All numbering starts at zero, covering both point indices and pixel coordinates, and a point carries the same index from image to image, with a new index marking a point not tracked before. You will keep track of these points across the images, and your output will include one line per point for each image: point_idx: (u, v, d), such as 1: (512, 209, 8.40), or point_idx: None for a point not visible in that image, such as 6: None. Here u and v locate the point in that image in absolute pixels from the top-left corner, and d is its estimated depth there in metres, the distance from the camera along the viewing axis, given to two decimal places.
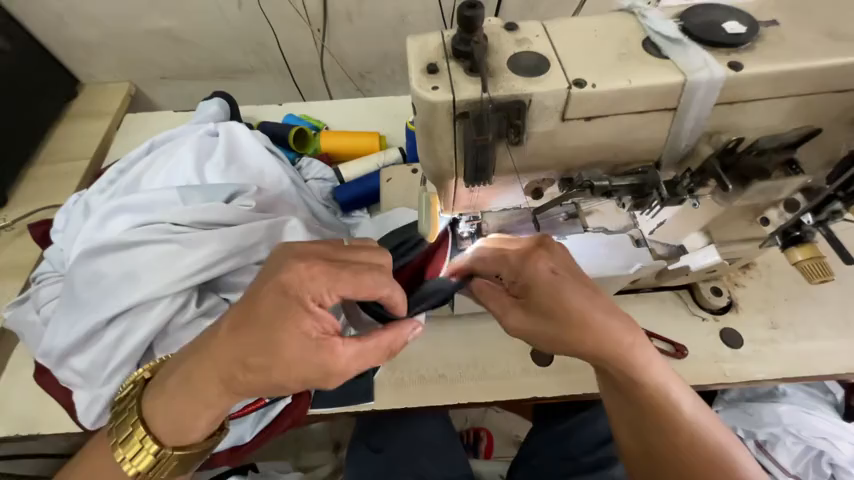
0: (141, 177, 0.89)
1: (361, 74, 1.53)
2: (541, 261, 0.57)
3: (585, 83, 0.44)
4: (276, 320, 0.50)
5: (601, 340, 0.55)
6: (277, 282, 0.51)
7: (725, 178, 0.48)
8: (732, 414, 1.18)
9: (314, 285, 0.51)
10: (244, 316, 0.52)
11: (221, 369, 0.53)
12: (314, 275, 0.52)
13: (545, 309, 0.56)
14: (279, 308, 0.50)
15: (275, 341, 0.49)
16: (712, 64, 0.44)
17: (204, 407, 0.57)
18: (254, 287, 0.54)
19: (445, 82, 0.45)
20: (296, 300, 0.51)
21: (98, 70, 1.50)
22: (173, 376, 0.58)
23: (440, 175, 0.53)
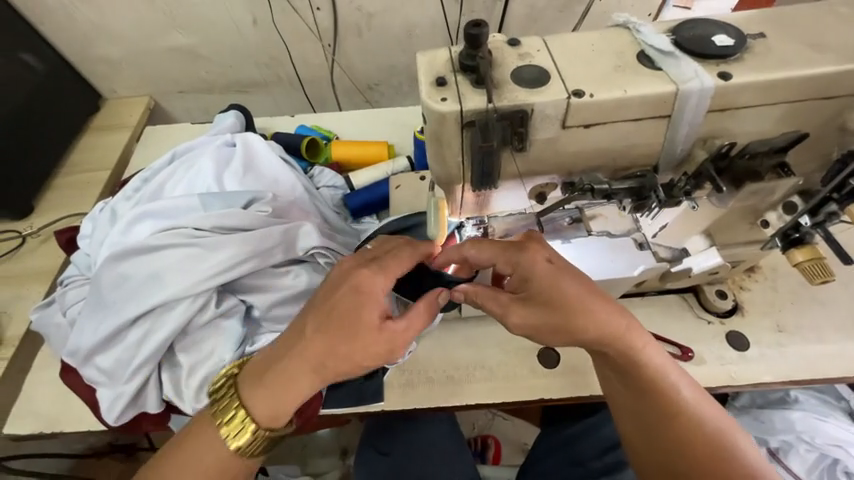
0: (164, 186, 0.94)
1: (370, 86, 1.59)
2: (540, 252, 0.63)
3: (584, 93, 0.47)
4: (370, 301, 0.59)
5: (598, 324, 0.61)
6: (350, 282, 0.60)
7: (720, 180, 0.51)
8: (743, 420, 1.17)
9: (377, 278, 0.60)
10: (328, 309, 0.59)
11: (314, 359, 0.58)
12: (384, 267, 0.62)
13: (545, 299, 0.61)
14: (359, 301, 0.58)
15: (359, 325, 0.57)
16: (702, 74, 0.47)
17: (297, 392, 0.61)
18: (329, 289, 0.61)
19: (453, 94, 0.48)
20: (371, 292, 0.59)
21: (120, 86, 1.58)
22: (269, 373, 0.61)
23: (448, 180, 0.57)
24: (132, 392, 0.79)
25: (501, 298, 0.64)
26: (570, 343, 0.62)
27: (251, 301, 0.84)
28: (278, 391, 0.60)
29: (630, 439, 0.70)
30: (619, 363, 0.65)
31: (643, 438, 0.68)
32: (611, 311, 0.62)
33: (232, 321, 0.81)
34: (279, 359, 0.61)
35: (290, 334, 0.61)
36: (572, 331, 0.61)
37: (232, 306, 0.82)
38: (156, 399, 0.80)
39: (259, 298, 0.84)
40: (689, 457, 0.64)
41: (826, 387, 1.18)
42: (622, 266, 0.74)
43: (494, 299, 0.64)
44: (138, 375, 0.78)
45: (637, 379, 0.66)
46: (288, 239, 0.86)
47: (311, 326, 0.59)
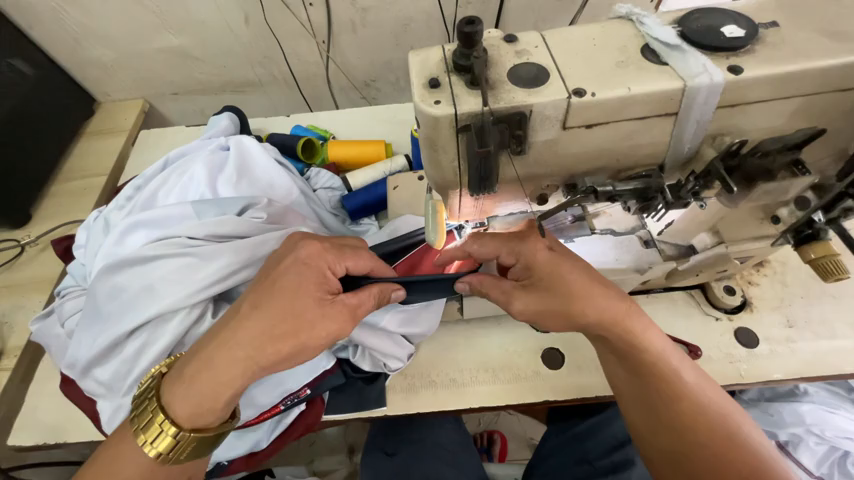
0: (156, 193, 0.92)
1: (366, 82, 1.56)
2: (539, 241, 0.64)
3: (585, 93, 0.44)
4: (302, 284, 0.62)
5: (596, 305, 0.62)
6: (299, 255, 0.64)
7: (729, 180, 0.47)
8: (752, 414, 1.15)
9: (327, 259, 0.65)
10: (271, 283, 0.62)
11: (248, 339, 0.60)
12: (326, 252, 0.66)
13: (545, 282, 0.63)
14: (304, 276, 0.62)
15: (299, 299, 0.60)
16: (711, 69, 0.44)
17: (223, 388, 0.61)
18: (276, 263, 0.65)
19: (447, 96, 0.46)
20: (319, 267, 0.64)
21: (114, 89, 1.56)
22: (196, 357, 0.62)
23: (444, 185, 0.54)
24: (131, 404, 0.78)
25: (504, 286, 0.67)
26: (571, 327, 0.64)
27: None
28: (205, 379, 0.60)
29: (636, 427, 0.67)
30: (622, 347, 0.65)
31: (649, 427, 0.65)
32: (609, 294, 0.63)
33: None
34: (211, 340, 0.62)
35: (226, 315, 0.64)
36: (570, 313, 0.62)
37: None
38: None
39: None
40: (701, 444, 0.61)
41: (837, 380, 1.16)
42: (628, 261, 0.77)
43: (497, 286, 0.67)
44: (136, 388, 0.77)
45: (639, 363, 0.65)
46: None
47: (248, 305, 0.62)
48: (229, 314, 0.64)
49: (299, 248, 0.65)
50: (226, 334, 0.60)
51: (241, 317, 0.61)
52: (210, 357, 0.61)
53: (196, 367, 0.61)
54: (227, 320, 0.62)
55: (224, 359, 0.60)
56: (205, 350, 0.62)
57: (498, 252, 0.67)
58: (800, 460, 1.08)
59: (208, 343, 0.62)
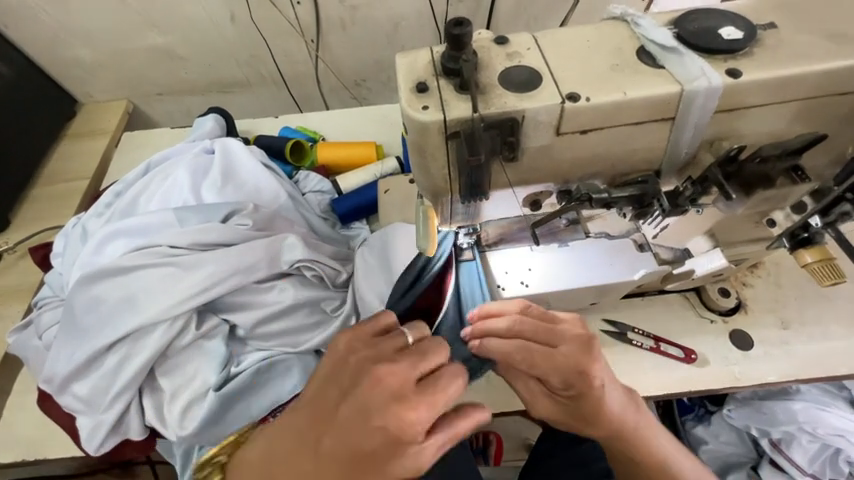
0: (137, 200, 0.89)
1: (356, 82, 1.53)
2: (578, 362, 0.60)
3: (579, 97, 0.43)
4: (375, 462, 0.41)
5: (612, 422, 0.68)
6: (383, 422, 0.41)
7: (728, 186, 0.46)
8: (742, 413, 1.13)
9: (419, 421, 0.41)
10: (339, 451, 0.42)
11: None
12: (414, 411, 0.41)
13: (583, 407, 0.66)
14: (381, 451, 0.41)
15: (374, 478, 0.42)
16: (709, 71, 0.42)
17: None
18: (351, 415, 0.42)
19: (436, 101, 0.44)
20: (404, 440, 0.41)
21: (96, 89, 1.51)
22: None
23: (434, 193, 0.52)
24: (112, 421, 0.75)
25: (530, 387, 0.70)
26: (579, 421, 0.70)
27: (233, 320, 0.80)
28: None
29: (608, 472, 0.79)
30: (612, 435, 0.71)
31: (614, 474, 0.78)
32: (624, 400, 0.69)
33: (215, 342, 0.77)
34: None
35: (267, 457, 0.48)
36: (590, 422, 0.69)
37: (215, 326, 0.78)
38: (138, 427, 0.76)
39: (242, 317, 0.79)
40: None
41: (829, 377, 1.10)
42: (622, 269, 0.73)
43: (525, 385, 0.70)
44: (117, 403, 0.74)
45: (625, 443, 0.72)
46: (271, 254, 0.82)
47: (301, 465, 0.45)
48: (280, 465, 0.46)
49: (378, 392, 0.41)
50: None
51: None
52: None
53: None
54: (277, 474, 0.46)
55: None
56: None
57: (549, 376, 0.62)
58: (793, 458, 1.10)
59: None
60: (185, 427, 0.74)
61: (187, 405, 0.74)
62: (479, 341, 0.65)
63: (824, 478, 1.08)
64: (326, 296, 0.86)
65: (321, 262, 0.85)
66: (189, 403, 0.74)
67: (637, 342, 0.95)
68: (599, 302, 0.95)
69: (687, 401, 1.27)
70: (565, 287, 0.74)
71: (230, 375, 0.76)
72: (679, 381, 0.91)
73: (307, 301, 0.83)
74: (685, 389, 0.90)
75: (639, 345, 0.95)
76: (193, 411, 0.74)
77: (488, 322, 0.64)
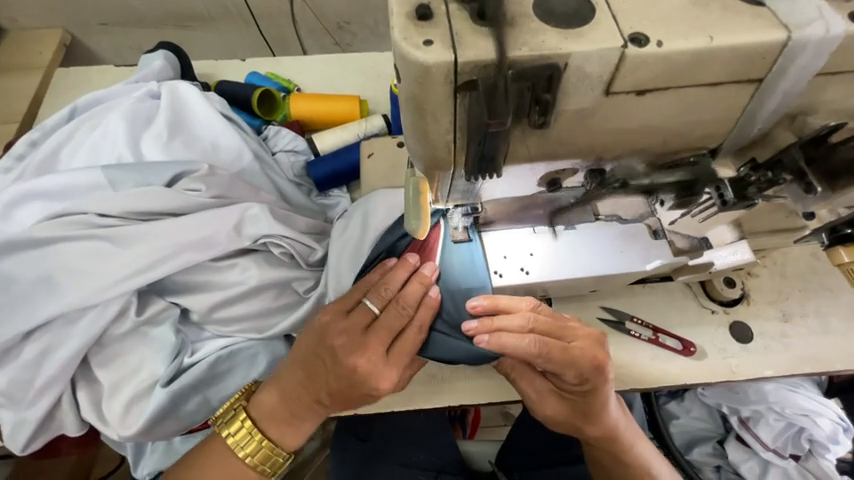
0: (61, 153, 0.72)
1: (339, 24, 1.31)
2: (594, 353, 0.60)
3: (646, 41, 0.30)
4: (347, 381, 0.59)
5: (611, 425, 0.66)
6: (363, 376, 0.59)
7: (809, 176, 0.36)
8: (716, 392, 1.10)
9: (387, 372, 0.60)
10: (324, 369, 0.61)
11: (298, 403, 0.63)
12: (374, 350, 0.60)
13: (590, 405, 0.64)
14: (349, 374, 0.59)
15: (346, 389, 0.60)
16: (824, 15, 0.30)
17: (274, 434, 0.64)
18: (338, 371, 0.59)
19: (443, 34, 0.30)
20: (366, 368, 0.59)
21: (23, 12, 1.25)
22: (273, 419, 0.63)
23: (432, 166, 0.40)
24: (41, 417, 0.64)
25: (539, 386, 0.66)
26: (586, 427, 0.66)
27: (185, 304, 0.67)
28: (284, 438, 0.64)
29: None
30: (612, 441, 0.68)
31: None
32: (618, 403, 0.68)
33: (163, 330, 0.65)
34: (281, 418, 0.63)
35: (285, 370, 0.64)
36: (592, 424, 0.66)
37: (161, 311, 0.66)
38: (76, 423, 0.66)
39: (195, 300, 0.67)
40: None
41: None
42: (634, 257, 0.67)
43: (532, 384, 0.67)
44: (46, 397, 0.63)
45: (621, 452, 0.69)
46: (231, 227, 0.68)
47: (299, 377, 0.62)
48: (290, 399, 0.63)
49: (356, 357, 0.59)
50: (298, 415, 0.63)
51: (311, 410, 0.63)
52: (285, 429, 0.64)
53: (277, 430, 0.63)
54: (292, 405, 0.63)
55: (290, 435, 0.64)
56: (278, 423, 0.63)
57: (563, 370, 0.60)
58: (759, 435, 1.06)
59: (279, 420, 0.63)
60: (129, 425, 0.64)
61: (130, 400, 0.64)
62: (490, 335, 0.61)
63: (785, 453, 1.06)
64: (297, 276, 0.73)
65: (293, 237, 0.71)
66: (133, 399, 0.64)
67: (635, 333, 0.89)
68: (600, 289, 0.88)
69: None
70: (571, 275, 0.66)
71: (182, 366, 0.66)
72: (675, 374, 0.87)
73: (274, 282, 0.70)
74: (679, 382, 0.87)
75: (637, 336, 0.89)
76: (138, 407, 0.64)
77: (497, 320, 0.63)
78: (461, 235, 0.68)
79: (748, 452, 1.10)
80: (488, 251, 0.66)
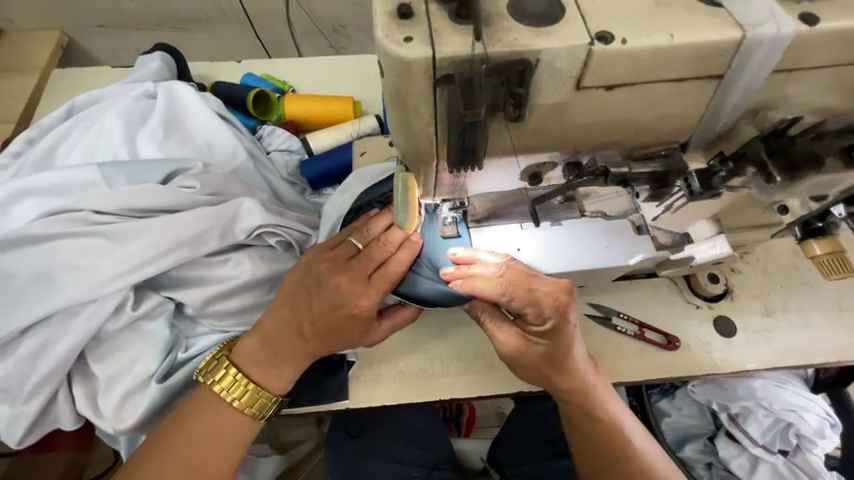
0: (59, 151, 0.74)
1: (334, 28, 1.34)
2: (560, 295, 0.61)
3: (612, 38, 0.32)
4: (328, 306, 0.60)
5: (577, 375, 0.68)
6: (344, 298, 0.60)
7: (771, 167, 0.39)
8: (706, 389, 1.11)
9: (366, 296, 0.60)
10: (306, 298, 0.62)
11: (282, 339, 0.62)
12: (353, 276, 0.61)
13: (557, 351, 0.65)
14: (329, 299, 0.60)
15: (327, 315, 0.60)
16: (778, 15, 0.33)
17: (257, 375, 0.63)
18: (320, 296, 0.61)
19: (423, 31, 0.32)
20: (346, 292, 0.60)
21: (21, 15, 1.27)
22: (254, 360, 0.63)
23: (417, 158, 0.42)
24: (37, 411, 0.64)
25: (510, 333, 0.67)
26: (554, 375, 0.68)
27: (179, 298, 0.68)
28: (272, 380, 0.63)
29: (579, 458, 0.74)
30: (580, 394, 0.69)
31: (585, 459, 0.73)
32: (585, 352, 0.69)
33: (157, 324, 0.66)
34: (268, 357, 0.63)
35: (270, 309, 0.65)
36: (558, 372, 0.68)
37: (157, 306, 0.67)
38: (71, 417, 0.66)
39: (190, 294, 0.68)
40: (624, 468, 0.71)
41: None
42: (618, 252, 0.69)
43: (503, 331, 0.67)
44: (42, 392, 0.64)
45: (590, 407, 0.70)
46: (226, 223, 0.69)
47: (285, 310, 0.63)
48: (274, 336, 0.63)
49: (337, 282, 0.60)
50: (283, 351, 0.63)
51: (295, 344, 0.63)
52: (272, 368, 0.63)
53: (263, 371, 0.63)
54: (275, 341, 0.63)
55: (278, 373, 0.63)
56: (267, 361, 0.63)
57: (529, 312, 0.61)
58: (748, 431, 1.07)
59: (267, 358, 0.63)
60: (125, 419, 0.64)
61: (126, 394, 0.64)
62: (463, 280, 0.62)
63: (774, 449, 1.07)
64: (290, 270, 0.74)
65: (288, 225, 0.73)
66: (128, 393, 0.65)
67: (621, 328, 0.91)
68: (586, 284, 0.90)
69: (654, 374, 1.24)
70: (556, 268, 0.68)
71: (177, 361, 0.66)
72: (660, 367, 0.89)
73: (268, 277, 0.72)
74: (665, 376, 0.89)
75: (623, 331, 0.91)
76: (133, 401, 0.65)
77: (473, 267, 0.63)
78: (449, 228, 0.69)
79: (738, 448, 1.11)
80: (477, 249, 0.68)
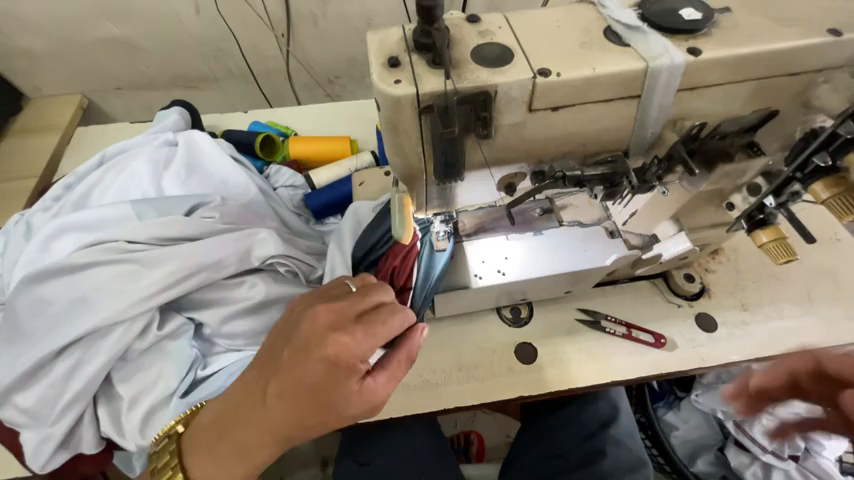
0: (92, 194, 0.83)
1: (330, 79, 1.50)
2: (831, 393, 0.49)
3: (550, 73, 0.43)
4: (298, 355, 0.52)
5: None
6: (323, 348, 0.51)
7: (692, 163, 0.49)
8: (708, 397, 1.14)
9: (354, 339, 0.52)
10: (280, 348, 0.55)
11: (248, 398, 0.55)
12: (334, 322, 0.54)
13: None
14: (303, 347, 0.53)
15: (295, 367, 0.52)
16: (671, 50, 0.44)
17: (218, 442, 0.57)
18: (296, 347, 0.53)
19: (408, 75, 0.43)
20: (322, 339, 0.52)
21: (47, 83, 1.41)
22: (210, 437, 0.57)
23: (410, 174, 0.52)
24: (62, 434, 0.68)
25: None
26: None
27: (200, 318, 0.75)
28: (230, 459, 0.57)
29: None
30: None
31: None
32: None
33: (180, 343, 0.72)
34: (231, 427, 0.56)
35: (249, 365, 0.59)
36: None
37: (179, 326, 0.73)
38: (93, 438, 0.70)
39: (209, 314, 0.74)
40: None
41: None
42: (595, 254, 0.77)
43: None
44: (68, 415, 0.68)
45: None
46: (242, 249, 0.76)
47: (258, 361, 0.57)
48: (244, 400, 0.55)
49: (312, 325, 0.53)
50: (244, 414, 0.55)
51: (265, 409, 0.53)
52: (233, 444, 0.56)
53: (216, 451, 0.57)
54: (245, 407, 0.55)
55: (242, 447, 0.56)
56: (220, 438, 0.57)
57: None
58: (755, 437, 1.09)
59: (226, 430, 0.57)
60: (149, 435, 0.69)
61: (149, 412, 0.69)
62: None
63: (784, 455, 1.07)
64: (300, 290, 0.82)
65: (296, 257, 0.80)
66: (151, 410, 0.69)
67: (610, 330, 0.97)
68: (573, 290, 0.97)
69: (658, 388, 1.31)
70: (545, 272, 0.75)
71: (197, 378, 0.72)
72: (650, 365, 0.94)
73: (278, 298, 0.78)
74: (656, 373, 0.94)
75: (612, 332, 0.97)
76: (156, 417, 0.69)
77: None
78: (442, 243, 0.73)
79: (748, 455, 1.14)
80: (472, 257, 0.77)
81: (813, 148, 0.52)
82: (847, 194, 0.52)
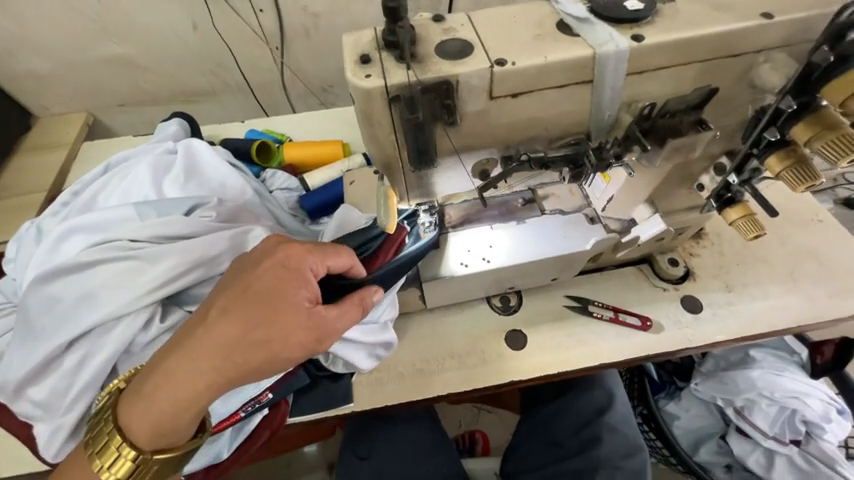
0: (97, 198, 0.89)
1: (323, 87, 1.56)
2: None
3: (506, 62, 0.47)
4: (249, 269, 0.56)
5: None
6: (277, 258, 0.55)
7: (644, 140, 0.52)
8: (708, 385, 1.17)
9: (305, 250, 0.57)
10: (231, 272, 0.59)
11: (189, 324, 0.56)
12: (286, 243, 0.58)
13: None
14: (256, 263, 0.56)
15: (246, 278, 0.55)
16: (616, 37, 0.48)
17: (148, 381, 0.55)
18: (251, 265, 0.57)
19: (377, 70, 0.48)
20: (276, 254, 0.56)
21: (54, 103, 1.49)
22: (146, 378, 0.55)
23: (387, 162, 0.56)
24: (74, 424, 0.73)
25: None
26: None
27: None
28: (166, 404, 0.54)
29: None
30: None
31: None
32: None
33: None
34: (166, 358, 0.55)
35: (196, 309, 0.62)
36: None
37: (180, 319, 0.77)
38: None
39: None
40: None
41: (780, 343, 1.18)
42: (576, 239, 0.79)
43: None
44: (79, 405, 0.72)
45: None
46: (239, 245, 0.81)
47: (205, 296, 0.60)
48: (188, 326, 0.55)
49: (265, 248, 0.58)
50: (181, 341, 0.54)
51: (207, 328, 0.53)
52: (169, 378, 0.53)
53: (151, 393, 0.54)
54: (188, 331, 0.55)
55: (178, 382, 0.53)
56: (152, 381, 0.55)
57: None
58: (756, 423, 1.11)
59: (160, 365, 0.55)
60: None
61: None
62: None
63: (785, 440, 1.10)
64: None
65: None
66: None
67: (597, 314, 0.99)
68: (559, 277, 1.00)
69: (659, 379, 1.31)
70: (526, 258, 0.78)
71: None
72: (638, 347, 0.96)
73: None
74: (644, 354, 0.96)
75: (600, 317, 0.99)
76: None
77: None
78: (428, 231, 0.74)
79: (751, 443, 1.15)
80: (455, 246, 0.80)
81: (764, 123, 0.56)
82: (798, 166, 0.56)
